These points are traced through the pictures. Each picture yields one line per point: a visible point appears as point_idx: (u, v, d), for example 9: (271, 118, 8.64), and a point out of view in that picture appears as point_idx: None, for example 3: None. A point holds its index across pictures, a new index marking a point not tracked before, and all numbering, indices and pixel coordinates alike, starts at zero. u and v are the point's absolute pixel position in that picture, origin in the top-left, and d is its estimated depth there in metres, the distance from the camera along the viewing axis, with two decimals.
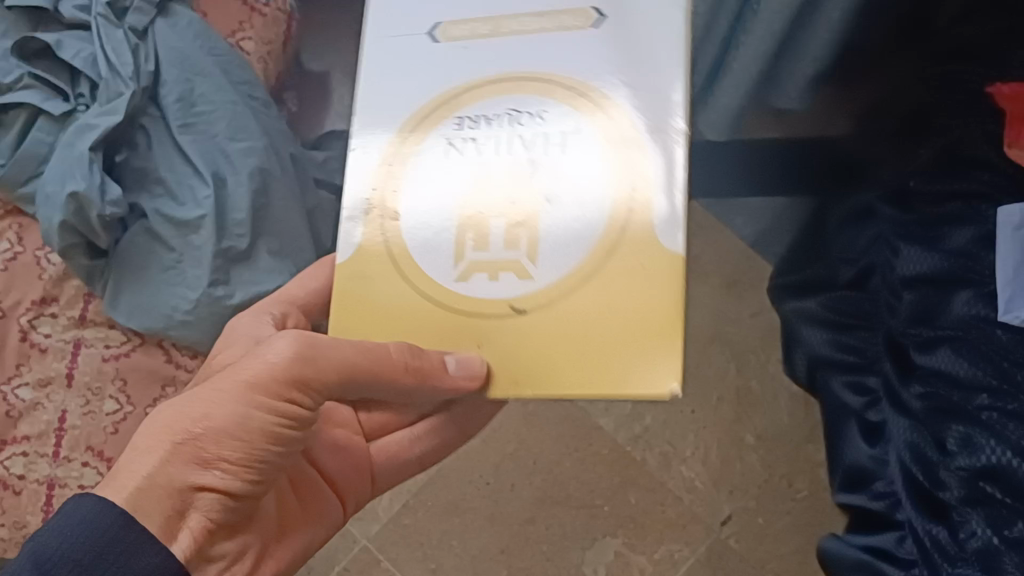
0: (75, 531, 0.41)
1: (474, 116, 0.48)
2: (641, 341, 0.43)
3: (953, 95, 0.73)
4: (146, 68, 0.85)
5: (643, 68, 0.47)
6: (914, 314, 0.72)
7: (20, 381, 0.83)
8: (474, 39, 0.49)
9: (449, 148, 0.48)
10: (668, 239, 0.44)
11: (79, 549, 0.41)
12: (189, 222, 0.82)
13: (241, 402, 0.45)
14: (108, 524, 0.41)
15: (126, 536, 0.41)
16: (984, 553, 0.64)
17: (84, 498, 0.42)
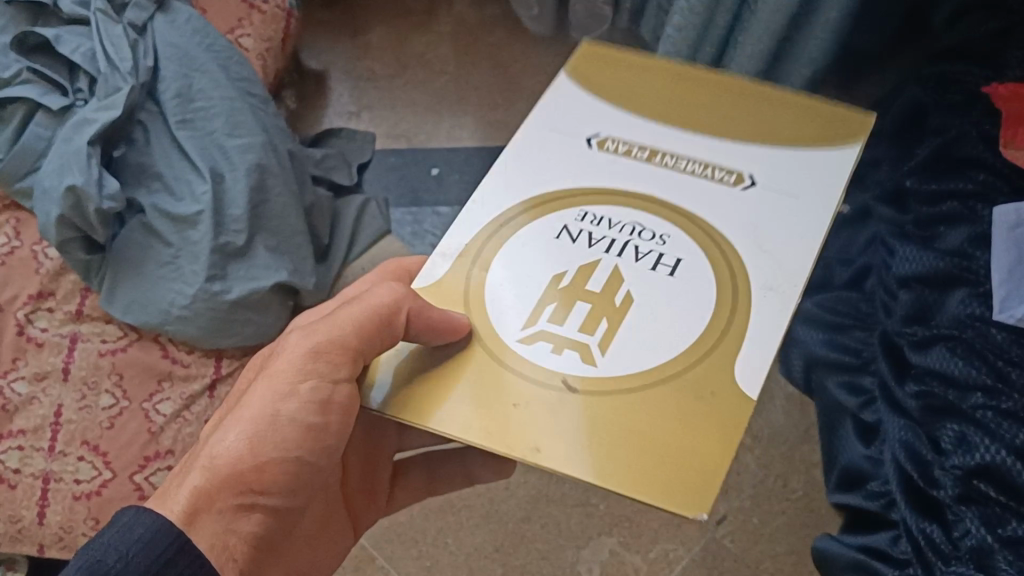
0: (131, 549, 0.41)
1: (597, 218, 0.48)
2: (684, 476, 0.39)
3: (949, 96, 0.75)
4: (145, 63, 0.86)
5: (776, 232, 0.47)
6: (910, 313, 0.72)
7: (17, 375, 0.83)
8: (625, 158, 0.51)
9: (562, 233, 0.48)
10: (746, 387, 0.42)
11: (139, 563, 0.41)
12: (186, 217, 0.82)
13: (269, 404, 0.45)
14: (164, 544, 0.41)
15: (180, 559, 0.42)
16: (977, 552, 0.63)
17: (142, 514, 0.42)
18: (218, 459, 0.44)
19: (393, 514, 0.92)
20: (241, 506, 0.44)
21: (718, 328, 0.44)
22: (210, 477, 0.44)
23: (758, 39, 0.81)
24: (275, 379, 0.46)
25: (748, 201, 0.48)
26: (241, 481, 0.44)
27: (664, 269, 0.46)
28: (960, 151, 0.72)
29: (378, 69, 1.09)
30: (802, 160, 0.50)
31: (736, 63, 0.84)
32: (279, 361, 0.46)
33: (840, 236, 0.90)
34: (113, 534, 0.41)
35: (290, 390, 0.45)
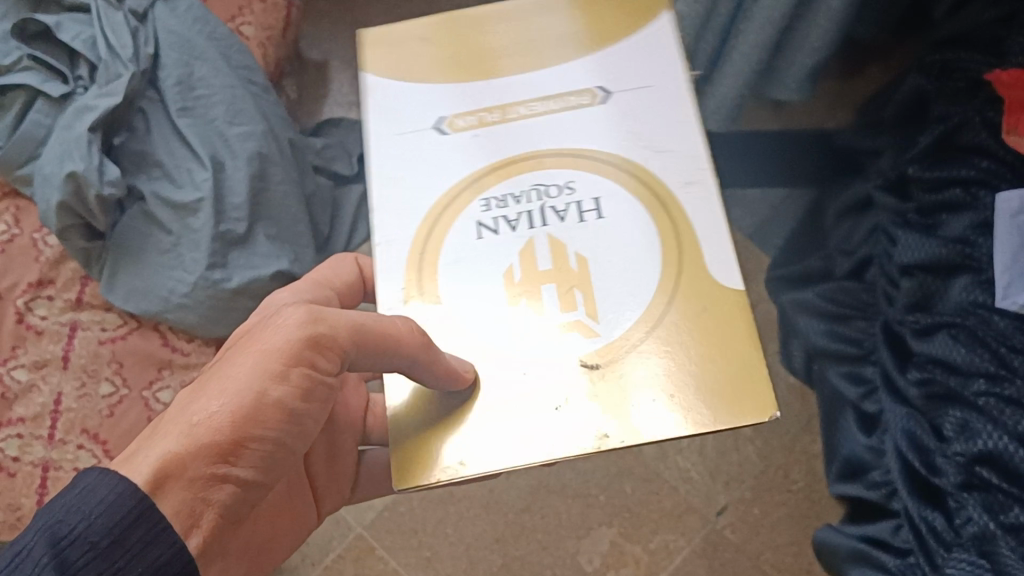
0: (94, 512, 0.38)
1: (504, 198, 0.49)
2: (748, 373, 0.43)
3: (953, 83, 0.75)
4: (146, 50, 0.85)
5: (650, 133, 0.50)
6: (913, 301, 0.73)
7: (16, 363, 0.82)
8: (490, 126, 0.52)
9: (482, 229, 0.49)
10: (726, 278, 0.46)
11: (96, 532, 0.38)
12: (186, 204, 0.82)
13: (255, 379, 0.42)
14: (127, 507, 0.38)
15: (143, 523, 0.39)
16: (981, 538, 0.63)
17: (107, 475, 0.39)
18: (193, 426, 0.41)
19: (392, 504, 0.92)
20: (213, 479, 0.41)
21: (671, 282, 0.46)
22: (184, 444, 0.40)
23: (759, 27, 0.81)
24: (269, 354, 0.43)
25: (636, 128, 0.50)
26: (217, 451, 0.41)
27: (592, 215, 0.48)
28: (964, 137, 0.72)
29: None
30: (642, 57, 0.53)
31: (738, 52, 0.84)
32: (271, 335, 0.44)
33: (839, 226, 0.90)
34: (76, 495, 0.38)
35: (281, 369, 0.43)
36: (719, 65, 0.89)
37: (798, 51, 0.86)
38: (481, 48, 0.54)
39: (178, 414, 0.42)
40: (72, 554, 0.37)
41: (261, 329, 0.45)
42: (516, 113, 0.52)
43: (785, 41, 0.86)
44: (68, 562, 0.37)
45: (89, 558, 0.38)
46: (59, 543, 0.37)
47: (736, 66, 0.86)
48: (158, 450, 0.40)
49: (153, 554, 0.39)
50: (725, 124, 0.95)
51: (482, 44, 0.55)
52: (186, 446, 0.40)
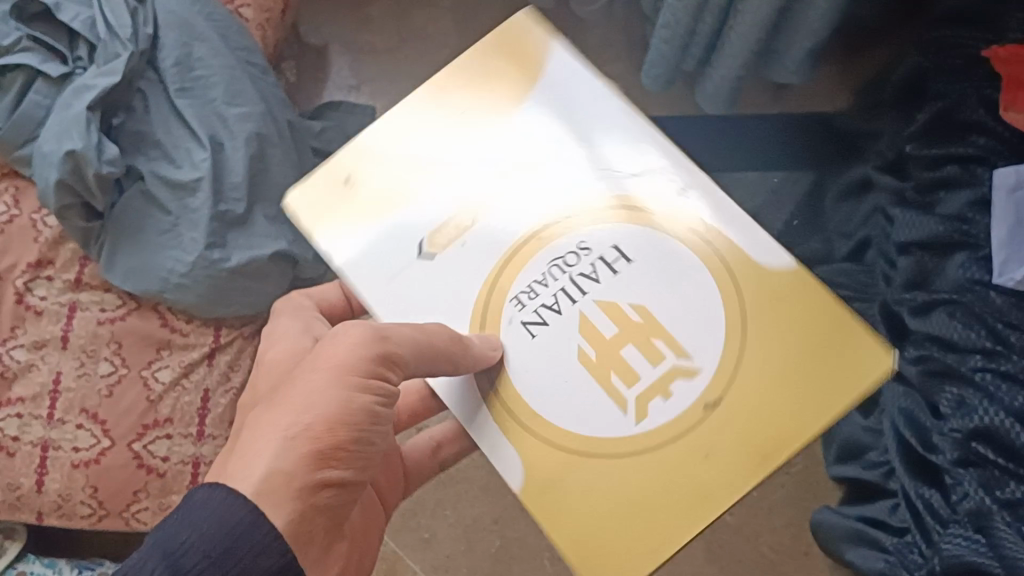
0: (204, 524, 0.39)
1: (528, 290, 0.48)
2: None
3: (950, 60, 0.76)
4: (145, 31, 0.85)
5: None
6: (908, 280, 0.73)
7: (15, 343, 0.83)
8: (465, 236, 0.50)
9: (530, 327, 0.47)
10: None
11: (207, 542, 0.39)
12: (185, 184, 0.82)
13: (340, 387, 0.44)
14: (238, 519, 0.40)
15: (254, 532, 0.40)
16: (975, 514, 0.63)
17: (217, 491, 0.41)
18: (259, 439, 0.43)
19: None
20: (318, 486, 0.42)
21: (727, 368, 0.45)
22: (270, 460, 0.41)
23: (759, 8, 0.80)
24: (347, 368, 0.44)
25: (689, 206, 0.49)
26: (321, 457, 0.42)
27: (621, 262, 0.47)
28: (959, 115, 0.73)
29: (378, 42, 1.07)
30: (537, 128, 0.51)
31: (737, 33, 0.84)
32: (335, 352, 0.45)
33: (839, 208, 0.89)
34: (187, 513, 0.40)
35: (361, 382, 0.44)
36: (717, 47, 0.88)
37: (796, 33, 0.85)
38: (783, 449, 0.43)
39: (263, 436, 0.42)
40: (186, 565, 0.38)
41: (317, 352, 0.45)
42: (495, 199, 0.50)
43: (786, 24, 0.86)
44: (182, 573, 0.38)
45: (203, 571, 0.38)
46: (173, 555, 0.39)
47: (733, 48, 0.86)
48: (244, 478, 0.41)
49: (265, 563, 0.40)
50: (725, 107, 0.95)
51: (749, 398, 0.44)
52: (284, 460, 0.41)
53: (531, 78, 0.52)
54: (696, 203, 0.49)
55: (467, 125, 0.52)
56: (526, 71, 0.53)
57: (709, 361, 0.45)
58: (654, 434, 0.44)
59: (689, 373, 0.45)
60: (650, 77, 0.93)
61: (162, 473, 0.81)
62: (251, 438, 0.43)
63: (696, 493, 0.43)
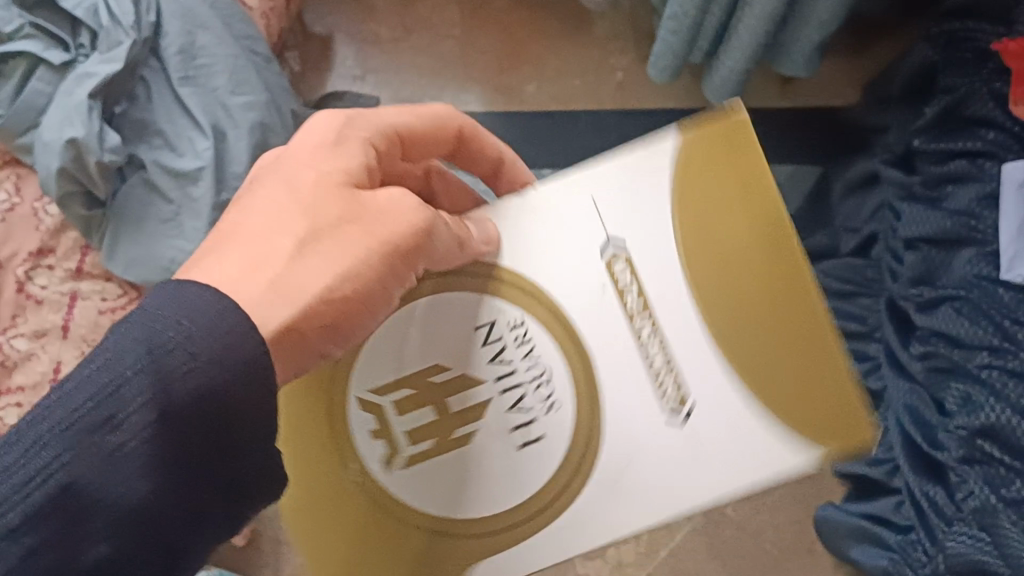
0: (190, 321, 0.31)
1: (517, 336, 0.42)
2: None
3: (960, 53, 0.75)
4: (148, 19, 0.84)
5: None
6: (915, 274, 0.73)
7: (15, 332, 0.82)
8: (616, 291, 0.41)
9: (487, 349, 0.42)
10: None
11: (198, 344, 0.31)
12: (187, 173, 0.82)
13: (382, 257, 0.40)
14: (231, 323, 0.32)
15: (251, 348, 0.32)
16: (981, 512, 0.63)
17: (205, 291, 0.32)
18: (284, 286, 0.37)
19: None
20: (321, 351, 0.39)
21: (557, 483, 0.40)
22: (295, 311, 0.37)
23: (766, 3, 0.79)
24: (393, 248, 0.40)
25: (707, 432, 0.39)
26: (332, 323, 0.38)
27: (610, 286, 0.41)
28: (968, 109, 0.72)
29: (384, 32, 1.05)
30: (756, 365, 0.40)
31: (745, 25, 0.83)
32: (388, 212, 0.41)
33: (845, 202, 0.88)
34: (170, 302, 0.32)
35: (400, 270, 0.41)
36: (724, 40, 0.88)
37: (804, 26, 0.85)
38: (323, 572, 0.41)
39: (278, 255, 0.38)
40: (166, 365, 0.30)
41: (368, 206, 0.40)
42: (613, 242, 0.41)
43: (795, 16, 0.85)
44: (165, 373, 0.30)
45: (186, 384, 0.30)
46: (154, 353, 0.30)
47: (741, 42, 0.85)
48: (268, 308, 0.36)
49: (265, 383, 0.33)
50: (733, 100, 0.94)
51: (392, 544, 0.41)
52: (312, 314, 0.37)
53: (468, 575, 0.40)
54: (715, 424, 0.39)
55: (333, 454, 0.42)
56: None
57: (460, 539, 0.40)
58: None
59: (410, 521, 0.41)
60: (656, 69, 0.93)
61: None
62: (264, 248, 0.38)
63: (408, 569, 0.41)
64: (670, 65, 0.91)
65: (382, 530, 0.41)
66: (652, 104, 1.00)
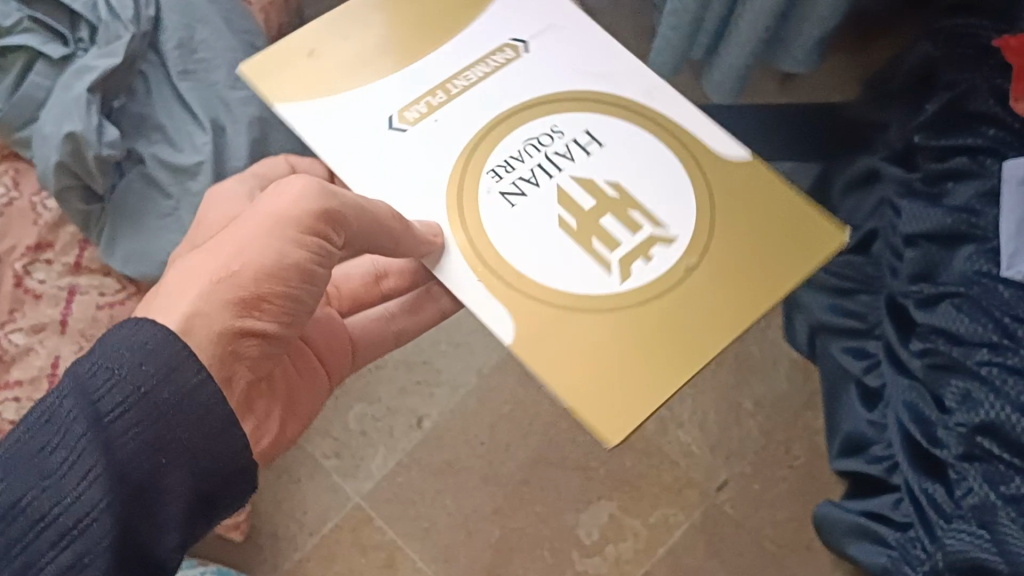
0: (118, 351, 0.39)
1: (505, 164, 0.55)
2: None
3: (960, 50, 0.75)
4: (147, 13, 0.84)
5: None
6: (914, 271, 0.72)
7: (14, 326, 0.82)
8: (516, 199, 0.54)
9: (507, 198, 0.54)
10: None
11: (119, 363, 0.39)
12: (187, 168, 0.82)
13: (279, 239, 0.46)
14: (148, 338, 0.40)
15: (165, 352, 0.40)
16: (980, 510, 0.63)
17: (142, 322, 0.41)
18: (202, 274, 0.44)
19: (390, 474, 0.95)
20: (245, 328, 0.44)
21: (702, 241, 0.54)
22: (195, 299, 0.43)
23: None
24: (282, 222, 0.46)
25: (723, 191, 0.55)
26: (242, 300, 0.44)
27: (594, 145, 0.56)
28: (969, 105, 0.72)
29: None
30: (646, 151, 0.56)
31: (745, 20, 0.83)
32: (278, 203, 0.47)
33: (845, 199, 0.88)
34: (110, 340, 0.41)
35: (298, 237, 0.46)
36: (724, 35, 0.87)
37: (804, 21, 0.84)
38: (696, 360, 0.50)
39: (194, 264, 0.45)
40: (99, 394, 0.39)
41: (266, 198, 0.48)
42: (452, 88, 0.58)
43: (795, 11, 0.84)
44: (95, 398, 0.39)
45: (110, 399, 0.39)
46: (84, 382, 0.39)
47: (740, 38, 0.85)
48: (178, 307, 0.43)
49: (186, 379, 0.40)
50: (732, 96, 0.94)
51: (698, 301, 0.52)
52: (206, 301, 0.43)
53: (723, 298, 0.52)
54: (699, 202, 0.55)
55: (606, 367, 0.50)
56: (761, 283, 0.53)
57: (687, 225, 0.54)
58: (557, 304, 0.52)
59: (643, 262, 0.53)
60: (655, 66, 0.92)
61: None
62: (181, 272, 0.45)
63: (734, 275, 0.53)
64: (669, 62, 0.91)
65: (643, 336, 0.51)
66: None
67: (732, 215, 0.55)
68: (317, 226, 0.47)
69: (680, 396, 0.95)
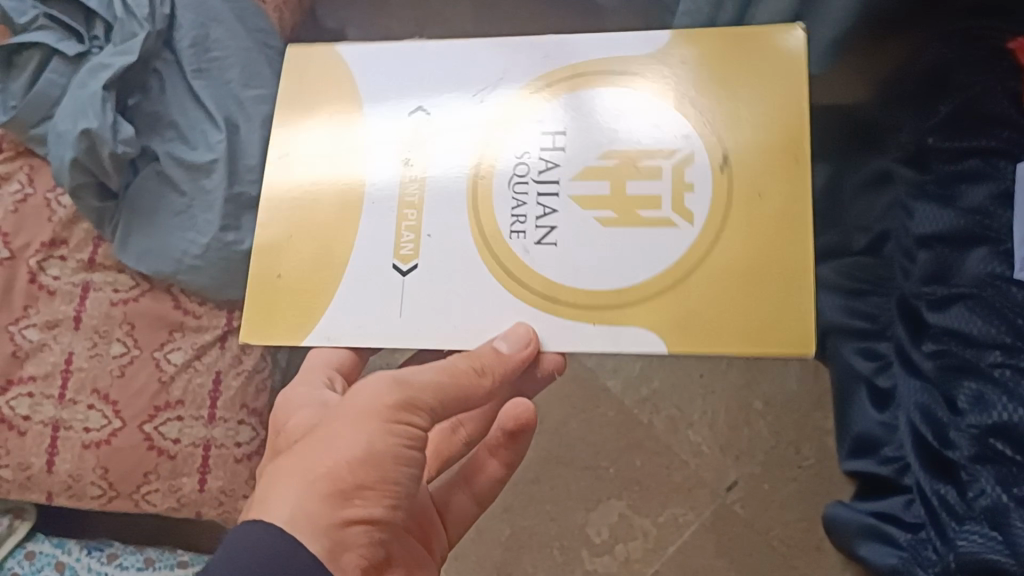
0: (242, 550, 0.45)
1: (516, 216, 0.54)
2: None
3: (974, 51, 0.74)
4: (162, 10, 0.84)
5: None
6: (930, 272, 0.72)
7: (27, 322, 0.83)
8: (556, 237, 0.53)
9: (545, 241, 0.53)
10: None
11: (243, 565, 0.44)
12: (200, 165, 0.82)
13: (376, 428, 0.48)
14: (274, 537, 0.45)
15: (292, 552, 0.44)
16: (992, 511, 0.63)
17: (258, 525, 0.45)
18: (312, 474, 0.47)
19: None
20: (350, 515, 0.47)
21: (719, 168, 0.53)
22: (305, 485, 0.47)
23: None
24: (371, 415, 0.49)
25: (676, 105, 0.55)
26: (343, 491, 0.47)
27: (559, 137, 0.55)
28: (983, 107, 0.72)
29: (395, 26, 1.07)
30: (655, 139, 0.54)
31: (759, 20, 0.83)
32: (363, 399, 0.50)
33: (855, 200, 0.88)
34: (235, 546, 0.45)
35: (390, 425, 0.49)
36: None
37: (818, 22, 0.85)
38: (795, 215, 0.51)
39: (303, 464, 0.48)
40: None
41: (354, 398, 0.50)
42: (412, 196, 0.55)
43: (810, 12, 0.84)
44: None
45: None
46: None
47: None
48: (289, 506, 0.46)
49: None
50: None
51: (746, 190, 0.52)
52: (311, 500, 0.46)
53: (766, 167, 0.52)
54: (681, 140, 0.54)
55: (743, 297, 0.51)
56: (784, 127, 0.53)
57: (679, 131, 0.54)
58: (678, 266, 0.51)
59: (681, 205, 0.52)
60: None
61: (172, 455, 0.82)
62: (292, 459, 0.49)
63: (765, 132, 0.53)
64: None
65: (753, 251, 0.51)
66: None
67: (719, 102, 0.54)
68: (400, 411, 0.49)
69: (691, 396, 0.96)
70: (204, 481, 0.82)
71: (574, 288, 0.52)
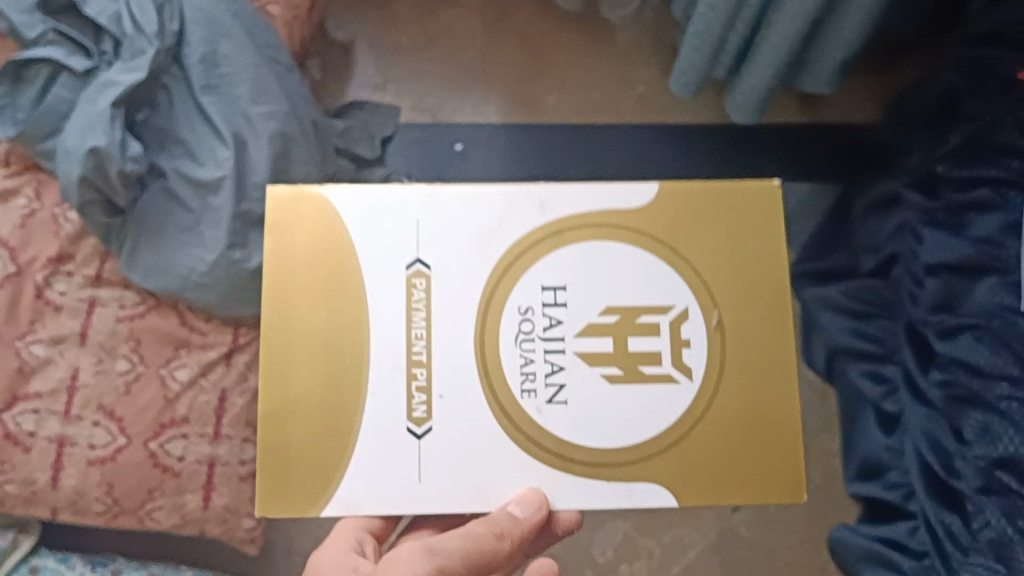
0: None
1: (527, 373, 0.56)
2: None
3: (984, 81, 0.74)
4: (171, 27, 0.84)
5: None
6: (937, 301, 0.72)
7: (34, 337, 0.82)
8: (565, 404, 0.56)
9: (554, 402, 0.56)
10: None
11: None
12: (207, 183, 0.82)
13: None
14: None
15: None
16: (998, 544, 0.63)
17: None
18: None
19: None
20: None
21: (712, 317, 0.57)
22: None
23: (791, 19, 0.78)
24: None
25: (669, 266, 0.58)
26: None
27: (561, 294, 0.57)
28: (994, 136, 0.71)
29: (405, 41, 1.05)
30: (658, 296, 0.57)
31: (770, 42, 0.82)
32: (392, 571, 0.51)
33: (865, 221, 0.87)
34: None
35: None
36: (748, 56, 0.87)
37: (829, 44, 0.84)
38: (780, 368, 0.57)
39: None
40: None
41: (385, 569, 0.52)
42: (421, 354, 0.56)
43: (821, 34, 0.84)
44: None
45: None
46: None
47: (764, 58, 0.85)
48: None
49: None
50: (755, 117, 0.95)
51: (739, 340, 0.57)
52: None
53: (751, 315, 0.57)
54: (678, 295, 0.57)
55: (738, 451, 0.56)
56: (755, 277, 0.58)
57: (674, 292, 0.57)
58: (677, 426, 0.56)
59: (679, 362, 0.57)
60: (678, 83, 0.93)
61: (177, 472, 0.82)
62: None
63: (751, 283, 0.58)
64: (692, 81, 0.91)
65: (747, 403, 0.57)
66: (669, 119, 1.02)
67: (702, 253, 0.58)
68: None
69: None
70: (208, 498, 0.83)
71: (586, 445, 0.56)
